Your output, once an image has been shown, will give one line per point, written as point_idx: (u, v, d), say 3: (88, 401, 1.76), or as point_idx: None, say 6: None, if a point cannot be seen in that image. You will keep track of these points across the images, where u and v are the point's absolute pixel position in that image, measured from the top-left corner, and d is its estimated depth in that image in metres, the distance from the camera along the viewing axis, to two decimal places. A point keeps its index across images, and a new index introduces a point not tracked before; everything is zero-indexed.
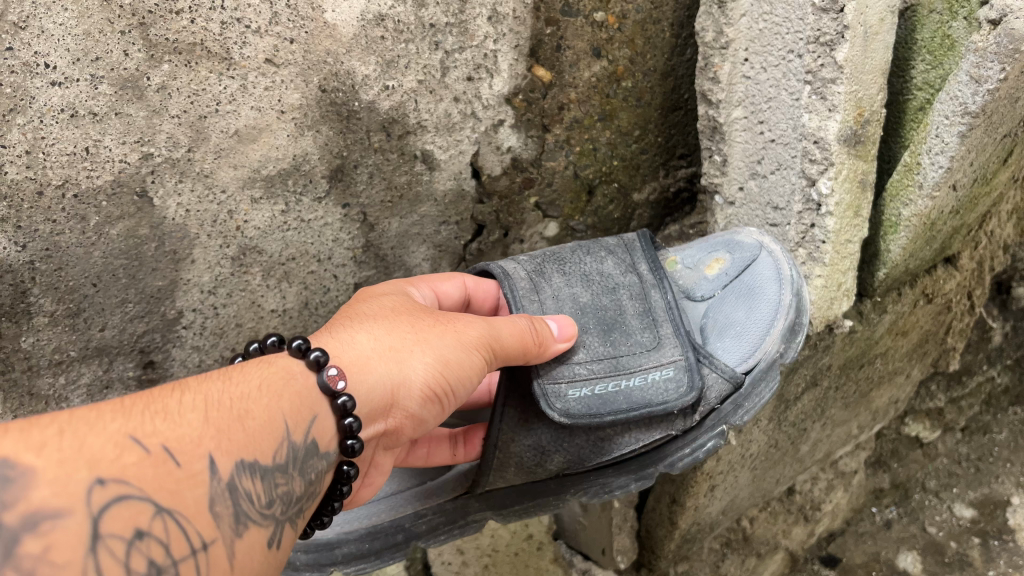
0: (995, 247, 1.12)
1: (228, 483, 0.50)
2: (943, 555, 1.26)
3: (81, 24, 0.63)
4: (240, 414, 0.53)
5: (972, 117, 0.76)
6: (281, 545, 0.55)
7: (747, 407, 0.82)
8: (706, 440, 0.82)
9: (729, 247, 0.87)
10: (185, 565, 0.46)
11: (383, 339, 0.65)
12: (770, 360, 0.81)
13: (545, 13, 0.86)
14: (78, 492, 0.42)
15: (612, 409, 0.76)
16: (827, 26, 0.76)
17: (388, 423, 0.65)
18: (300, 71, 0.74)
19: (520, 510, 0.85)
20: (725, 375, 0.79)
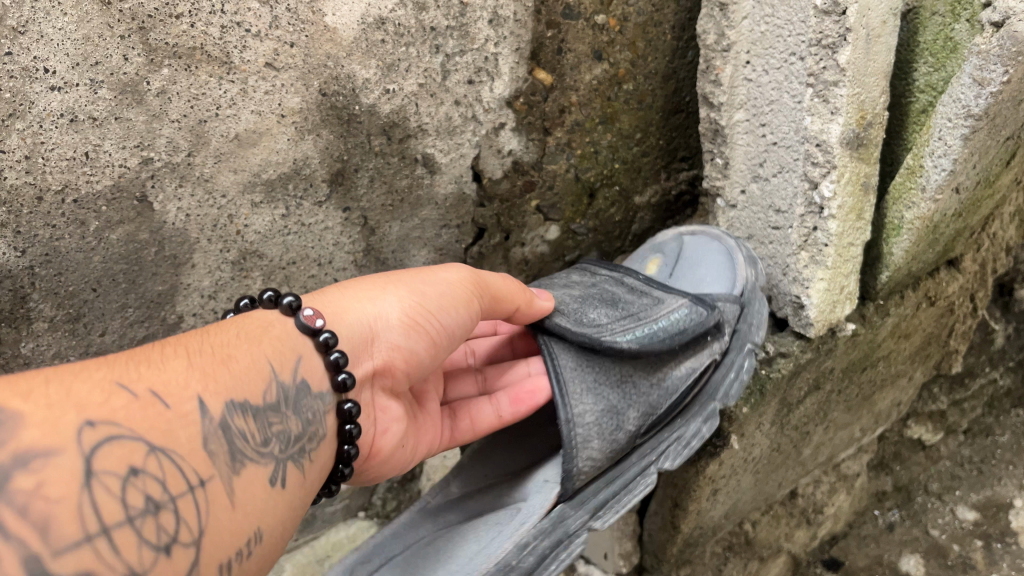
0: (997, 249, 1.11)
1: (219, 423, 0.51)
2: (946, 558, 1.25)
3: (80, 28, 0.63)
4: (222, 359, 0.54)
5: (975, 119, 0.75)
6: (287, 484, 0.55)
7: (757, 321, 0.87)
8: (739, 359, 0.85)
9: (657, 248, 0.98)
10: (184, 500, 0.46)
11: (355, 288, 0.66)
12: (752, 284, 0.87)
13: (546, 16, 0.86)
14: (67, 432, 0.42)
15: (660, 340, 0.76)
16: (829, 28, 0.76)
17: (375, 359, 0.65)
18: (300, 75, 0.74)
19: (611, 500, 0.77)
20: (729, 298, 0.83)
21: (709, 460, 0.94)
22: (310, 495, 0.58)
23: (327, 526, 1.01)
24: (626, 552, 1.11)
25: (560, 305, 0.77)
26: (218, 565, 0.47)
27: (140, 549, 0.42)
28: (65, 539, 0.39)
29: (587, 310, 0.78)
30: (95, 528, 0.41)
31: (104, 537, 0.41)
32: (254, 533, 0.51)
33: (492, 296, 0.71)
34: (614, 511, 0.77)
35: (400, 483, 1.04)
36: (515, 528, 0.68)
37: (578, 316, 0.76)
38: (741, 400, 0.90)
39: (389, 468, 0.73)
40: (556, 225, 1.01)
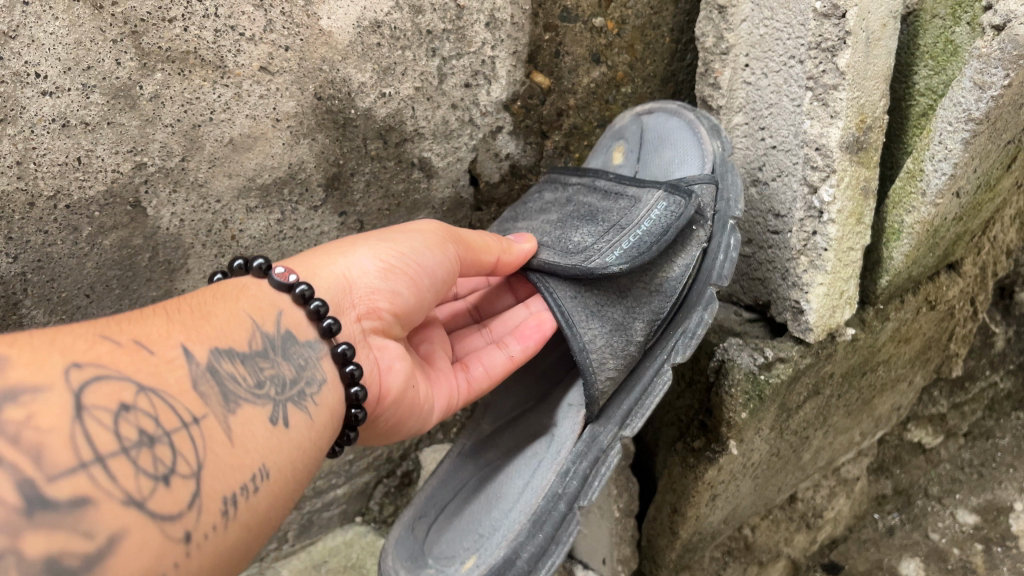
0: (998, 252, 1.11)
1: (208, 367, 0.50)
2: (946, 562, 1.24)
3: (72, 33, 0.62)
4: (203, 313, 0.54)
5: (976, 123, 0.75)
6: (292, 424, 0.54)
7: (733, 189, 0.78)
8: (726, 237, 0.78)
9: (618, 135, 0.89)
10: (178, 436, 0.45)
11: (325, 249, 0.65)
12: (722, 157, 0.80)
13: (544, 19, 0.86)
14: (54, 372, 0.42)
15: (647, 244, 0.72)
16: (829, 32, 0.75)
17: (358, 307, 0.63)
18: (296, 79, 0.73)
19: (635, 408, 0.76)
20: (705, 178, 0.77)
21: (708, 465, 0.93)
22: (322, 438, 0.56)
23: (324, 531, 1.00)
24: (626, 558, 1.08)
25: (543, 240, 0.76)
26: (222, 498, 0.46)
27: (137, 477, 0.42)
28: (59, 466, 0.39)
29: (570, 234, 0.77)
30: (89, 456, 0.40)
31: (99, 465, 0.40)
32: (259, 470, 0.50)
33: (469, 247, 0.70)
34: (641, 414, 0.76)
35: (397, 488, 1.04)
36: (554, 457, 0.72)
37: (563, 248, 0.75)
38: (740, 406, 0.89)
39: (408, 413, 0.69)
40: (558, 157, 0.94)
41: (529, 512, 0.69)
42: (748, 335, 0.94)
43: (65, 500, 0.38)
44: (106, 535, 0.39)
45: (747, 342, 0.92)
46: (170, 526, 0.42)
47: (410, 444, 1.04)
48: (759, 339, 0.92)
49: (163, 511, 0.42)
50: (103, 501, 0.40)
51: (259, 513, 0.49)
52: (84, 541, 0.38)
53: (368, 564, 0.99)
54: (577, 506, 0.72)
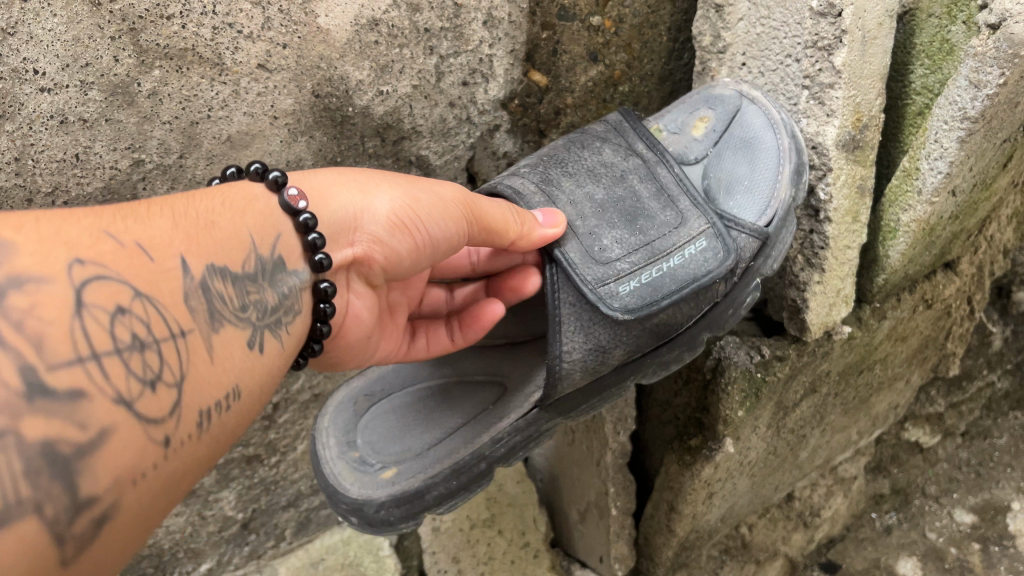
0: (995, 251, 1.11)
1: (201, 283, 0.50)
2: (943, 561, 1.25)
3: (71, 29, 0.62)
4: (206, 226, 0.53)
5: (971, 121, 0.75)
6: (265, 351, 0.54)
7: (777, 248, 0.79)
8: (747, 294, 0.79)
9: (710, 102, 0.83)
10: (168, 346, 0.45)
11: (350, 175, 0.67)
12: (787, 209, 0.78)
13: (540, 18, 0.86)
14: (56, 264, 0.41)
15: (666, 287, 0.72)
16: (825, 30, 0.75)
17: (356, 247, 0.66)
18: (294, 77, 0.73)
19: (584, 407, 0.78)
20: (755, 232, 0.75)
21: (704, 463, 0.93)
22: (286, 365, 0.58)
23: (322, 528, 1.01)
24: (623, 556, 1.08)
25: (575, 228, 0.74)
26: (201, 411, 0.46)
27: (129, 378, 0.41)
28: (59, 356, 0.38)
29: (602, 234, 0.74)
30: (86, 351, 0.39)
31: (95, 361, 0.40)
32: (233, 390, 0.50)
33: (489, 223, 0.69)
34: (583, 414, 0.79)
35: None
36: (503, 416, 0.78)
37: (592, 250, 0.73)
38: (737, 404, 0.89)
39: (348, 360, 0.77)
40: (563, 133, 0.94)
41: (456, 459, 0.76)
42: (744, 334, 0.95)
43: (63, 390, 0.37)
44: (98, 429, 0.38)
45: (744, 341, 0.92)
46: (155, 430, 0.42)
47: None
48: (756, 337, 0.93)
49: (150, 414, 0.42)
50: (98, 397, 0.39)
51: (228, 430, 0.49)
52: (79, 432, 0.37)
53: (366, 562, 0.98)
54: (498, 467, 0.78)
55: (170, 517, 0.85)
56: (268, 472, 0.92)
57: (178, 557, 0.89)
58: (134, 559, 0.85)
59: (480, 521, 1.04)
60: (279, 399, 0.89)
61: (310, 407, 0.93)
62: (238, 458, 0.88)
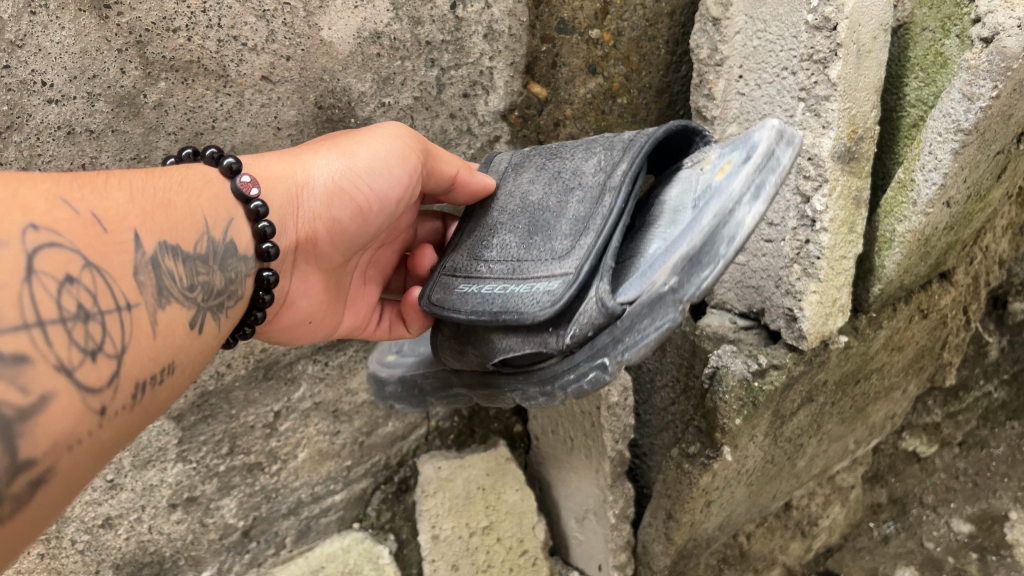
0: (990, 262, 1.12)
1: (151, 259, 0.52)
2: (942, 571, 1.26)
3: (78, 42, 0.63)
4: (164, 202, 0.55)
5: (965, 133, 0.76)
6: (203, 332, 0.57)
7: (631, 330, 0.61)
8: (587, 368, 0.64)
9: (726, 163, 0.62)
10: (111, 318, 0.47)
11: (290, 148, 0.69)
12: (657, 299, 0.59)
13: (540, 31, 0.88)
14: (12, 229, 0.44)
15: (484, 304, 0.67)
16: (821, 43, 0.76)
17: (298, 226, 0.69)
18: (297, 89, 0.74)
19: (484, 394, 0.77)
20: (599, 303, 0.61)
21: (702, 471, 0.94)
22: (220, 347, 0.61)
23: (322, 537, 1.01)
24: (620, 564, 1.09)
25: (502, 217, 0.72)
26: (135, 383, 0.49)
27: (70, 348, 0.44)
28: (5, 321, 0.40)
29: (500, 235, 0.71)
30: (32, 318, 0.42)
31: (40, 328, 0.42)
32: (168, 365, 0.53)
33: (432, 156, 0.73)
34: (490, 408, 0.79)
35: (395, 494, 1.06)
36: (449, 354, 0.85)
37: (478, 244, 0.73)
38: (734, 412, 0.89)
39: (296, 338, 0.79)
40: (562, 144, 0.95)
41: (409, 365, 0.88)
42: (743, 343, 0.94)
43: (9, 354, 0.40)
44: (39, 393, 0.41)
45: (741, 349, 0.92)
46: (90, 399, 0.45)
47: (408, 451, 1.07)
48: (754, 346, 0.93)
49: (88, 383, 0.44)
50: (40, 363, 0.41)
51: (157, 402, 0.52)
52: (21, 396, 0.40)
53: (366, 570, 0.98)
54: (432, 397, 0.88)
55: (171, 524, 0.85)
56: (269, 480, 0.92)
57: (178, 565, 0.88)
58: (135, 567, 0.85)
59: (479, 529, 1.04)
60: (280, 407, 0.90)
61: (310, 415, 0.93)
62: (239, 465, 0.89)
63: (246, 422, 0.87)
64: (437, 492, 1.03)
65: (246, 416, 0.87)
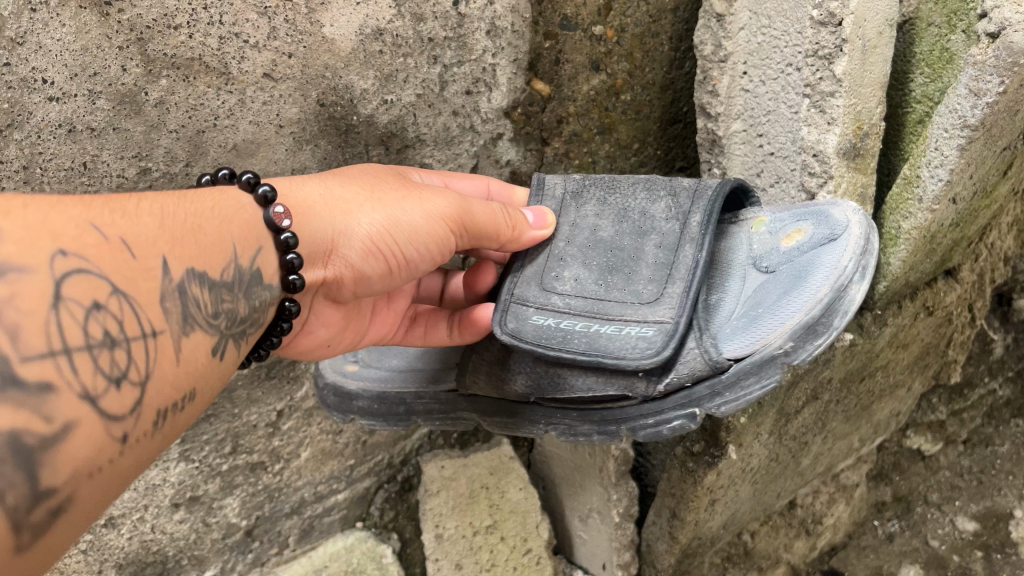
0: (995, 259, 1.11)
1: (178, 285, 0.51)
2: (946, 569, 1.26)
3: (79, 39, 0.63)
4: (194, 227, 0.55)
5: (971, 129, 0.75)
6: (224, 358, 0.56)
7: (730, 387, 0.66)
8: (673, 415, 0.67)
9: (806, 223, 0.69)
10: (137, 346, 0.47)
11: (345, 187, 0.68)
12: (769, 359, 0.64)
13: (544, 27, 0.87)
14: (40, 254, 0.43)
15: (571, 343, 0.68)
16: (826, 39, 0.76)
17: (327, 269, 0.67)
18: (299, 86, 0.74)
19: (500, 421, 0.79)
20: (707, 354, 0.65)
21: (707, 469, 0.93)
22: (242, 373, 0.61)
23: (325, 536, 1.01)
24: (624, 562, 1.09)
25: (565, 248, 0.72)
26: (158, 411, 0.48)
27: (96, 375, 0.43)
28: (32, 349, 0.40)
29: (567, 269, 0.71)
30: (58, 346, 0.41)
31: (66, 356, 0.42)
32: (189, 392, 0.52)
33: (476, 229, 0.69)
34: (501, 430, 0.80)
35: (398, 493, 1.07)
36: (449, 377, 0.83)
37: (546, 272, 0.72)
38: (739, 411, 0.89)
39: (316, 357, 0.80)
40: (565, 141, 0.95)
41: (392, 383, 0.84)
42: None
43: (33, 383, 0.39)
44: (62, 422, 0.40)
45: None
46: (115, 427, 0.44)
47: (411, 450, 1.06)
48: None
49: (111, 412, 0.44)
50: (64, 392, 0.41)
51: (177, 429, 0.52)
52: (43, 425, 0.39)
53: (369, 568, 0.98)
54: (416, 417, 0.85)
55: (174, 524, 0.85)
56: (271, 479, 0.92)
57: (181, 564, 0.88)
58: (138, 566, 0.85)
59: (483, 528, 1.03)
60: (283, 406, 0.90)
61: (313, 415, 0.93)
62: (242, 464, 0.88)
63: (249, 421, 0.87)
64: (441, 491, 1.02)
65: (249, 415, 0.87)
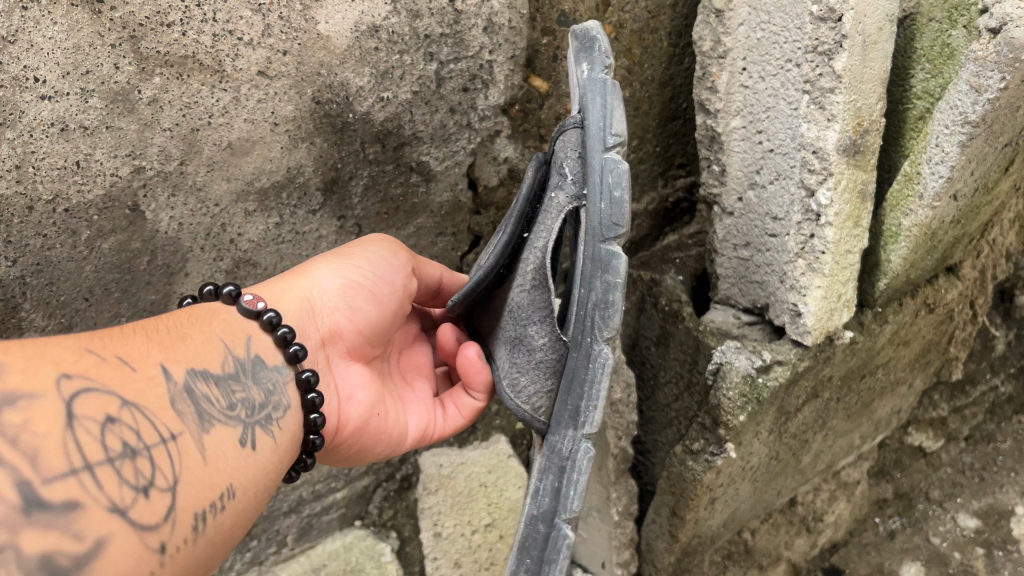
0: (998, 255, 1.11)
1: (184, 386, 0.56)
2: (948, 566, 1.26)
3: (71, 37, 0.63)
4: (181, 335, 0.60)
5: (972, 126, 0.75)
6: (256, 446, 0.60)
7: (602, 115, 0.72)
8: (595, 172, 0.72)
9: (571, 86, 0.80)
10: (157, 450, 0.51)
11: (288, 275, 0.74)
12: (592, 89, 0.73)
13: (541, 23, 0.86)
14: (47, 379, 0.47)
15: (502, 250, 0.76)
16: (825, 35, 0.75)
17: (322, 328, 0.74)
18: (294, 83, 0.73)
19: (586, 403, 0.75)
20: (566, 141, 0.75)
21: (706, 468, 0.93)
22: (284, 458, 0.64)
23: (323, 535, 1.00)
24: (624, 561, 1.09)
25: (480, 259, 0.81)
26: (195, 514, 0.52)
27: (122, 487, 0.47)
28: (54, 470, 0.44)
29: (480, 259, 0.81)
30: (79, 463, 0.45)
31: (88, 472, 0.45)
32: (226, 490, 0.56)
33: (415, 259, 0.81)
34: (593, 409, 0.75)
35: (396, 492, 1.05)
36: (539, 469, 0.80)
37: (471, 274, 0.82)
38: (738, 410, 0.88)
39: (371, 441, 0.80)
40: None
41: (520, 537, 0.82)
42: (747, 339, 0.93)
43: (59, 502, 0.43)
44: (94, 539, 0.44)
45: (745, 345, 0.91)
46: (149, 537, 0.47)
47: (409, 448, 1.04)
48: (757, 342, 0.91)
49: (143, 521, 0.47)
50: (92, 507, 0.44)
51: (221, 530, 0.55)
52: (75, 544, 0.43)
53: (367, 567, 0.99)
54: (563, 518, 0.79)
55: None
56: None
57: None
58: None
59: (481, 527, 1.04)
60: None
61: None
62: None
63: None
64: (438, 489, 1.03)
65: None
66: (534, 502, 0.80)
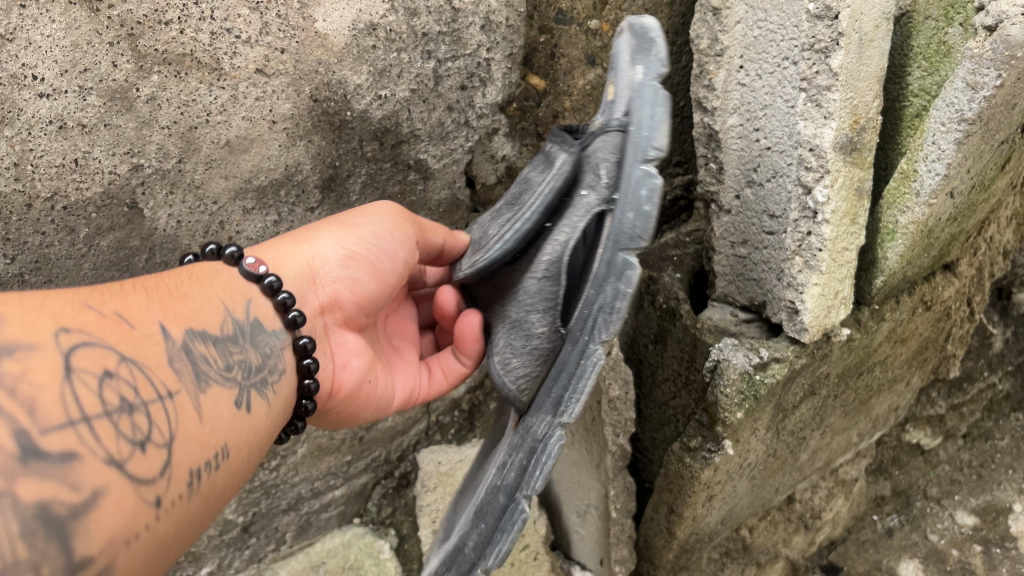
0: (995, 252, 1.11)
1: (182, 345, 0.56)
2: (945, 563, 1.27)
3: (69, 35, 0.63)
4: (180, 296, 0.60)
5: (969, 123, 0.75)
6: (252, 408, 0.61)
7: (649, 126, 0.69)
8: (628, 184, 0.70)
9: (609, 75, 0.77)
10: (155, 405, 0.50)
11: (291, 237, 0.74)
12: (639, 90, 0.70)
13: (539, 21, 0.88)
14: (45, 332, 0.46)
15: (516, 239, 0.76)
16: (822, 33, 0.75)
17: (322, 295, 0.74)
18: (291, 81, 0.74)
19: (567, 395, 0.75)
20: (601, 137, 0.72)
21: (704, 466, 0.93)
22: (275, 420, 0.65)
23: (322, 532, 1.01)
24: (623, 557, 1.09)
25: (489, 231, 0.80)
26: (190, 470, 0.52)
27: (119, 441, 0.46)
28: (52, 420, 0.42)
29: (489, 229, 0.80)
30: (77, 415, 0.44)
31: (86, 424, 0.44)
32: (221, 448, 0.56)
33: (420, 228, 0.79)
34: (575, 402, 0.75)
35: (395, 489, 1.06)
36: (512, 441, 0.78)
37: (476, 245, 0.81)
38: (736, 407, 0.88)
39: (361, 406, 0.82)
40: None
41: (474, 505, 0.78)
42: (744, 336, 0.94)
43: (57, 452, 0.42)
44: (91, 489, 0.43)
45: (743, 342, 0.91)
46: (146, 491, 0.47)
47: (408, 445, 1.05)
48: (755, 340, 0.92)
49: (140, 474, 0.47)
50: (89, 458, 0.43)
51: (214, 488, 0.55)
52: (72, 493, 0.41)
53: (366, 564, 1.00)
54: (522, 494, 0.75)
55: None
56: (268, 475, 0.91)
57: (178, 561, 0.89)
58: None
59: None
60: None
61: None
62: None
63: None
64: (436, 488, 1.05)
65: None
66: (499, 472, 0.77)
